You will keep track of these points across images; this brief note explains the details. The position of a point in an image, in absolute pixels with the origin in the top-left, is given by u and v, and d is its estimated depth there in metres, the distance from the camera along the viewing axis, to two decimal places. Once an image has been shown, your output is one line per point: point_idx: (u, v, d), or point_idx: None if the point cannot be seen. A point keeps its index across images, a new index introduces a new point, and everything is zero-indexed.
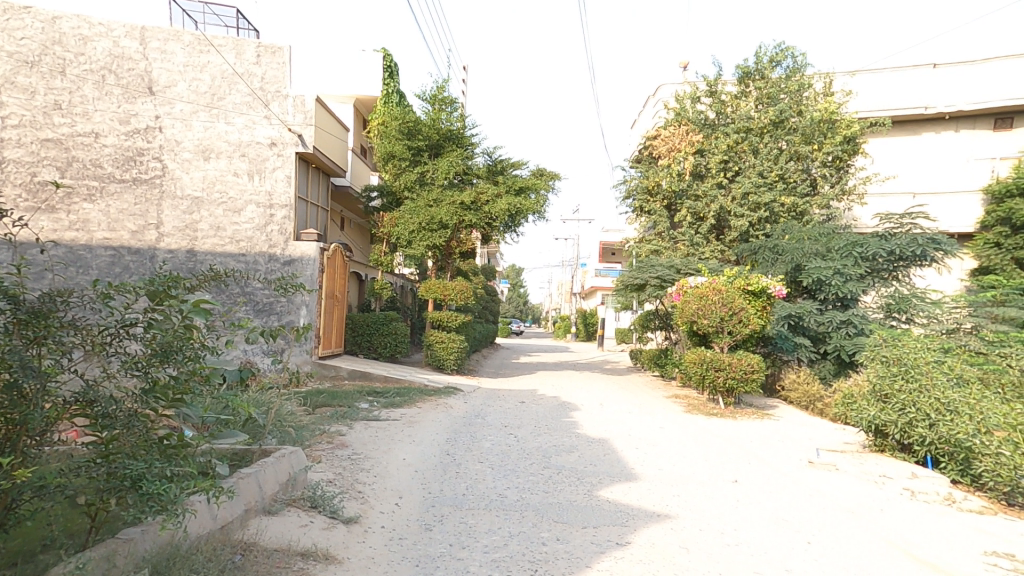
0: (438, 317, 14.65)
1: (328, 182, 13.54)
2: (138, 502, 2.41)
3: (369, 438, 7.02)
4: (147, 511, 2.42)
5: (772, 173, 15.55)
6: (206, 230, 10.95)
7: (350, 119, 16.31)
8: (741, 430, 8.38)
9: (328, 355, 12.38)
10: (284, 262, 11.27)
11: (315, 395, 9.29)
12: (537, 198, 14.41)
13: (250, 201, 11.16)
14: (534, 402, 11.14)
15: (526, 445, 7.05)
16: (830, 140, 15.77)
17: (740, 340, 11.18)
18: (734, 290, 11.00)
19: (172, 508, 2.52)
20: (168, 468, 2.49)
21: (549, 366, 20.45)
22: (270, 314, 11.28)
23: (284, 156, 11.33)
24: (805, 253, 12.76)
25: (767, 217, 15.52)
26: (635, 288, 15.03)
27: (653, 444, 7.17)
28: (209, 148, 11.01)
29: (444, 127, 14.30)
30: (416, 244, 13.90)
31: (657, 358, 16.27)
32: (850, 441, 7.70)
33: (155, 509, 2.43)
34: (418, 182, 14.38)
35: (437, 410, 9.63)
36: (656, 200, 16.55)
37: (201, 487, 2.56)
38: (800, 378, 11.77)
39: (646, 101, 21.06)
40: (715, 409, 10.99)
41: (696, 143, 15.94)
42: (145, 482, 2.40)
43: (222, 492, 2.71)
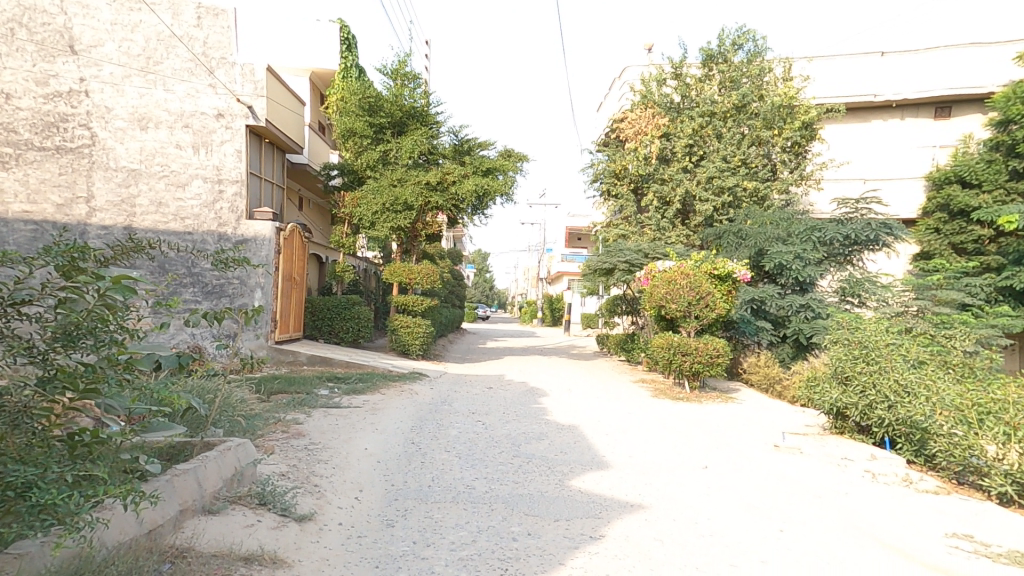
0: (403, 302, 14.23)
1: (283, 158, 12.85)
2: (25, 517, 2.07)
3: (325, 426, 6.65)
4: (39, 526, 2.09)
5: (735, 157, 15.62)
6: (146, 206, 10.22)
7: (306, 93, 15.57)
8: (706, 414, 8.37)
9: (286, 341, 11.84)
10: (236, 241, 10.70)
11: (269, 381, 8.80)
12: (505, 179, 14.07)
13: (196, 176, 10.48)
14: (502, 388, 10.93)
15: (494, 432, 6.83)
16: (789, 125, 15.93)
17: (706, 324, 11.21)
18: (701, 274, 10.99)
19: (71, 522, 2.14)
20: (67, 474, 2.14)
21: (516, 351, 20.28)
22: (221, 297, 10.66)
23: (232, 129, 10.67)
24: (768, 237, 12.87)
25: (730, 202, 15.61)
26: (603, 272, 14.89)
27: (623, 431, 7.04)
28: (145, 118, 10.24)
29: (408, 104, 13.74)
30: (380, 225, 13.39)
31: (623, 343, 16.31)
32: (811, 423, 7.78)
33: (48, 522, 2.09)
34: (381, 161, 13.82)
35: (402, 396, 9.30)
36: (622, 184, 16.49)
37: (109, 493, 2.18)
38: (761, 360, 11.94)
39: (613, 84, 20.90)
40: (681, 393, 11.01)
41: (661, 126, 15.83)
42: (34, 490, 2.05)
43: (143, 498, 2.34)
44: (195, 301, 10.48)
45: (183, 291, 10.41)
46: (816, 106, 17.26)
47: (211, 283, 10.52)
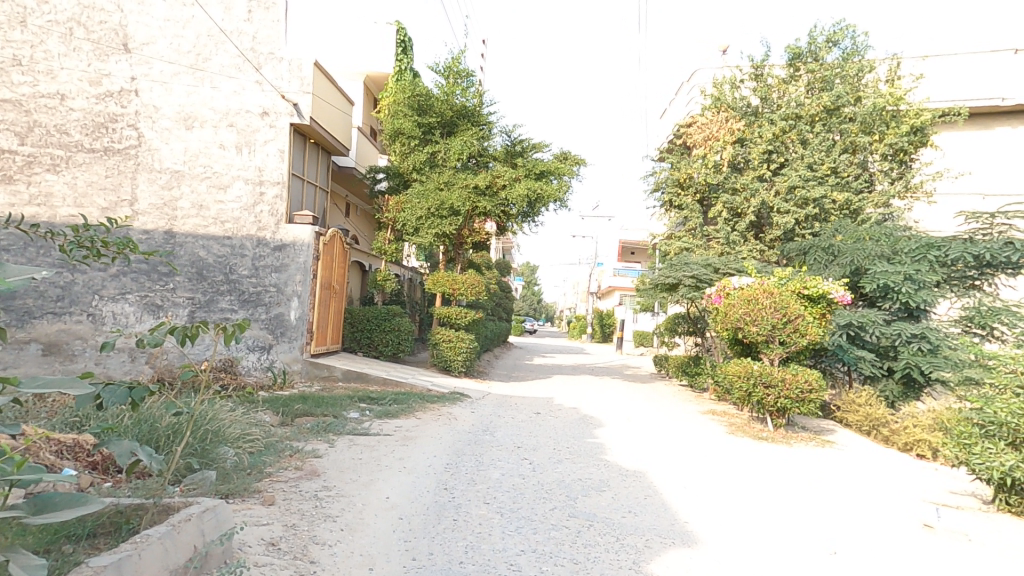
0: (445, 313, 13.25)
1: (328, 160, 12.30)
2: None
3: (340, 461, 5.64)
4: None
5: (823, 165, 13.85)
6: (187, 209, 9.72)
7: (359, 97, 15.13)
8: (811, 470, 6.88)
9: (323, 353, 11.11)
10: (274, 247, 10.08)
11: (295, 402, 7.93)
12: (560, 184, 12.95)
13: (238, 177, 9.96)
14: (552, 415, 9.73)
15: (546, 478, 5.65)
16: (894, 130, 14.12)
17: (793, 352, 9.62)
18: (789, 293, 9.46)
19: None
20: None
21: (565, 370, 19.02)
22: (257, 306, 9.99)
23: (277, 128, 10.13)
24: (868, 255, 11.20)
25: (816, 214, 13.82)
26: (667, 287, 13.46)
27: (705, 487, 5.73)
28: (191, 117, 9.78)
29: (458, 103, 12.93)
30: (424, 232, 12.57)
31: (686, 366, 14.84)
32: (972, 500, 6.19)
33: None
34: (428, 163, 13.02)
35: (439, 423, 8.23)
36: (687, 194, 15.17)
37: None
38: (863, 397, 10.28)
39: (680, 87, 19.55)
40: (763, 432, 9.42)
41: (736, 132, 14.41)
42: None
43: None
44: (231, 310, 9.86)
45: (218, 298, 9.80)
46: (927, 108, 15.18)
47: (247, 290, 9.91)
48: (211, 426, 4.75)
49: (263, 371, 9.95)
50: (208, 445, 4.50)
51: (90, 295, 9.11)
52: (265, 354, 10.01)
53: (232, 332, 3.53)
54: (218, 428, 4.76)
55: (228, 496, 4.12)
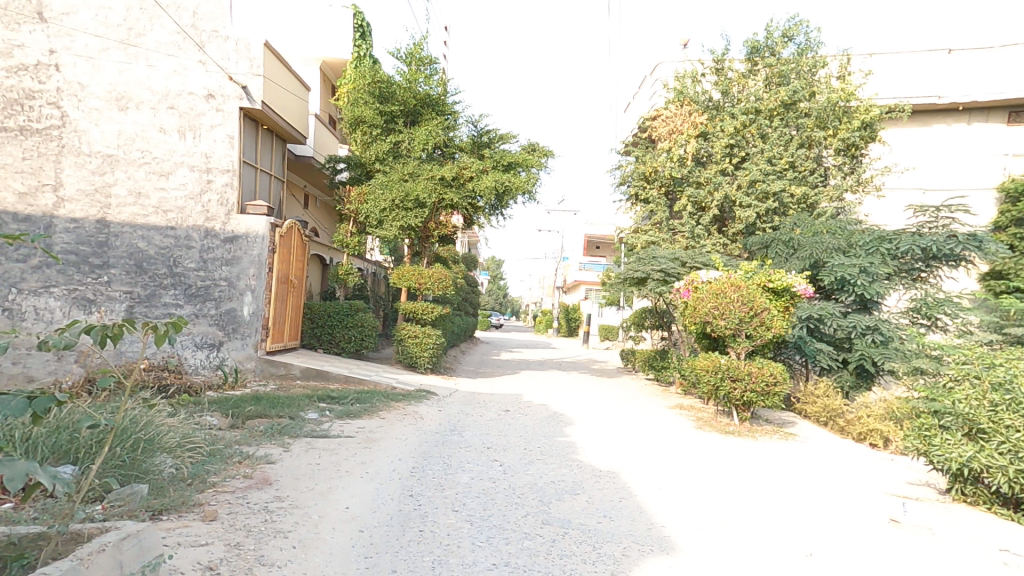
0: (410, 309, 12.80)
1: (284, 148, 11.71)
2: None
3: (294, 467, 5.24)
4: None
5: (782, 159, 14.10)
6: (123, 196, 8.99)
7: (315, 83, 14.48)
8: (778, 466, 6.84)
9: (280, 351, 10.54)
10: (224, 239, 9.47)
11: (246, 403, 7.43)
12: (528, 176, 12.68)
13: (181, 163, 9.31)
14: (520, 413, 9.49)
15: (518, 480, 5.42)
16: (846, 125, 14.29)
17: (758, 346, 9.63)
18: (754, 286, 9.45)
19: None
20: None
21: (533, 364, 18.83)
22: (206, 301, 9.38)
23: (224, 112, 9.51)
24: (827, 248, 11.36)
25: (776, 208, 14.00)
26: (635, 281, 13.37)
27: (677, 486, 5.58)
28: (125, 97, 9.04)
29: (422, 91, 12.42)
30: (388, 224, 12.11)
31: (652, 360, 14.86)
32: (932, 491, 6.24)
33: None
34: (392, 153, 12.57)
35: (404, 422, 7.87)
36: (652, 187, 15.16)
37: None
38: (821, 389, 10.39)
39: (644, 81, 19.55)
40: (729, 426, 9.40)
41: (699, 126, 14.47)
42: None
43: None
44: (177, 305, 9.22)
45: (162, 293, 9.13)
46: (877, 105, 15.54)
47: (194, 284, 9.28)
48: (142, 434, 4.30)
49: (212, 370, 9.35)
50: (137, 456, 4.05)
51: (7, 290, 8.35)
52: (215, 351, 9.42)
53: (164, 334, 2.82)
54: (151, 435, 4.33)
55: (161, 513, 3.71)
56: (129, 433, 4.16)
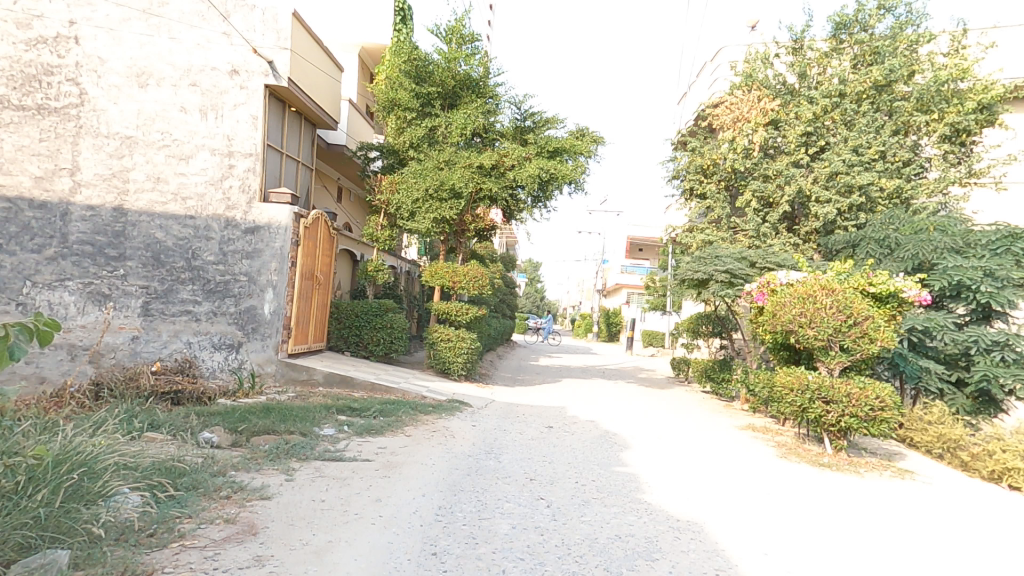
0: (443, 310, 11.74)
1: (314, 134, 10.91)
2: None
3: (293, 505, 4.14)
4: None
5: (870, 148, 12.22)
6: (140, 181, 8.21)
7: (353, 70, 13.75)
8: (911, 526, 5.31)
9: (302, 354, 9.63)
10: (245, 230, 8.63)
11: (256, 415, 6.45)
12: (575, 164, 11.43)
13: (201, 146, 8.49)
14: (567, 430, 8.28)
15: (572, 533, 4.17)
16: (956, 108, 12.31)
17: (856, 362, 8.05)
18: (851, 290, 7.90)
19: None
20: None
21: (575, 372, 17.52)
22: (224, 297, 8.52)
23: (248, 90, 8.68)
24: (936, 248, 9.80)
25: (861, 204, 12.21)
26: (695, 284, 11.88)
27: (791, 552, 4.25)
28: (146, 73, 8.28)
29: (462, 73, 11.35)
30: (421, 216, 11.11)
31: (709, 371, 13.37)
32: None
33: None
34: (427, 139, 11.59)
35: (434, 442, 6.74)
36: (711, 181, 13.83)
37: None
38: (935, 415, 8.94)
39: (703, 68, 18.12)
40: (820, 456, 7.87)
41: (769, 113, 12.86)
42: None
43: None
44: (194, 302, 8.37)
45: (178, 288, 8.30)
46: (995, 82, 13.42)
47: (212, 279, 8.45)
48: (76, 475, 3.31)
49: (229, 375, 8.48)
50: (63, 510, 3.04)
51: (20, 282, 7.65)
52: (233, 353, 8.56)
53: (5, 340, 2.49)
54: (90, 479, 3.37)
55: None
56: (53, 477, 3.18)
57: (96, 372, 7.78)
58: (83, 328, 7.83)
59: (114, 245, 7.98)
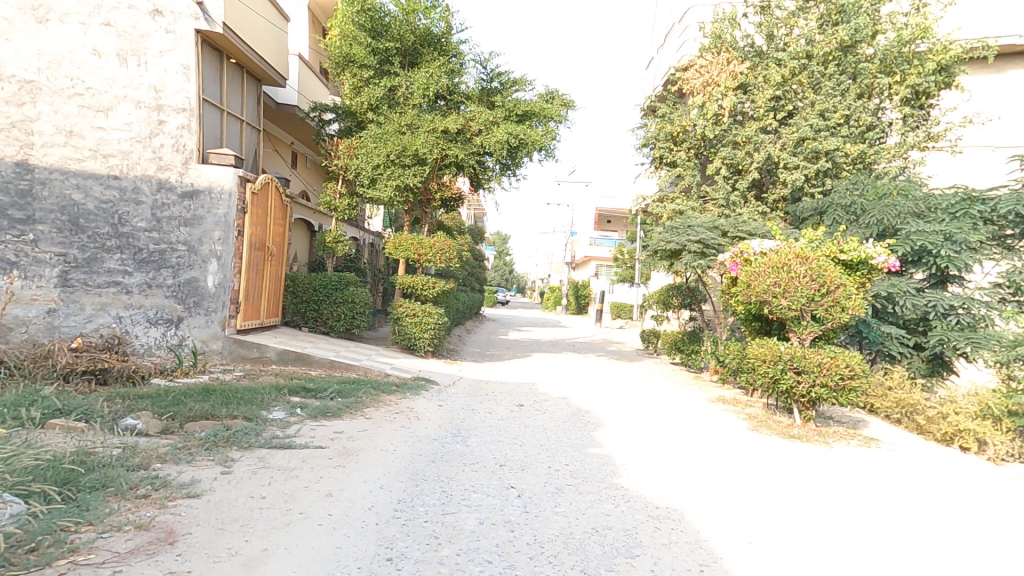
0: (409, 284, 11.13)
1: (259, 90, 10.07)
2: None
3: (226, 504, 3.62)
4: None
5: (836, 113, 11.91)
6: (48, 134, 7.18)
7: (304, 23, 12.74)
8: (890, 500, 5.12)
9: (252, 330, 8.96)
10: (182, 194, 7.86)
11: (193, 398, 5.84)
12: (546, 129, 10.83)
13: (125, 98, 7.59)
14: (538, 408, 7.91)
15: (545, 528, 3.80)
16: (916, 69, 12.19)
17: (827, 332, 7.90)
18: (823, 258, 7.67)
19: None
20: None
21: (544, 345, 17.22)
22: (160, 268, 7.75)
23: (175, 33, 7.84)
24: (899, 212, 9.75)
25: (828, 169, 11.99)
26: (667, 254, 11.57)
27: (777, 541, 3.94)
28: (44, 6, 7.21)
29: (422, 27, 10.52)
30: (382, 184, 10.37)
31: (678, 342, 13.24)
32: None
33: None
34: (386, 100, 10.79)
35: (395, 424, 6.28)
36: (681, 149, 13.46)
37: None
38: (895, 381, 8.88)
39: (671, 30, 17.63)
40: (790, 427, 7.73)
41: (739, 76, 12.68)
42: None
43: None
44: (125, 273, 7.57)
45: (106, 258, 7.45)
46: (957, 43, 13.38)
47: (146, 248, 7.65)
48: None
49: (168, 352, 7.77)
50: None
51: None
52: (173, 329, 7.85)
53: None
54: None
55: None
56: None
57: (1, 348, 6.87)
58: None
59: (21, 207, 7.02)
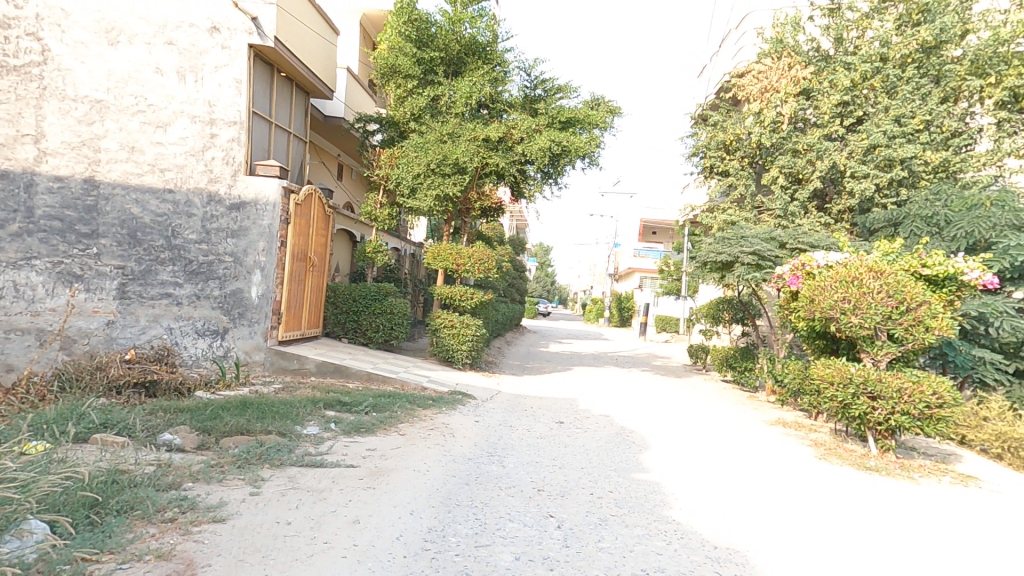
0: (447, 294, 10.93)
1: (308, 103, 10.18)
2: None
3: (249, 531, 3.42)
4: None
5: (915, 118, 11.19)
6: (113, 151, 7.45)
7: (354, 38, 12.94)
8: (994, 546, 4.44)
9: (294, 340, 8.96)
10: (230, 206, 7.90)
11: (229, 411, 5.75)
12: (590, 136, 10.50)
13: (180, 113, 7.73)
14: (579, 426, 7.49)
15: (587, 568, 3.41)
16: (1016, 70, 11.02)
17: (905, 354, 7.16)
18: (901, 271, 6.98)
19: None
20: None
21: (586, 359, 16.72)
22: (208, 279, 7.80)
23: (229, 49, 7.89)
24: (993, 224, 8.88)
25: (902, 178, 11.13)
26: (719, 266, 10.96)
27: None
28: (116, 28, 7.50)
29: (468, 36, 10.45)
30: (422, 193, 10.28)
31: (729, 359, 12.52)
32: None
33: None
34: (430, 110, 10.73)
35: (431, 442, 6.01)
36: (734, 158, 12.82)
37: None
38: (992, 411, 7.99)
39: (727, 36, 17.00)
40: (865, 458, 7.01)
41: (801, 81, 11.91)
42: None
43: None
44: (175, 284, 7.65)
45: (157, 270, 7.56)
46: None
47: (195, 260, 7.72)
48: None
49: (212, 363, 7.79)
50: None
51: None
52: (219, 340, 7.87)
53: None
54: None
55: None
56: None
57: (66, 359, 7.10)
58: (51, 311, 7.12)
59: (86, 222, 7.26)
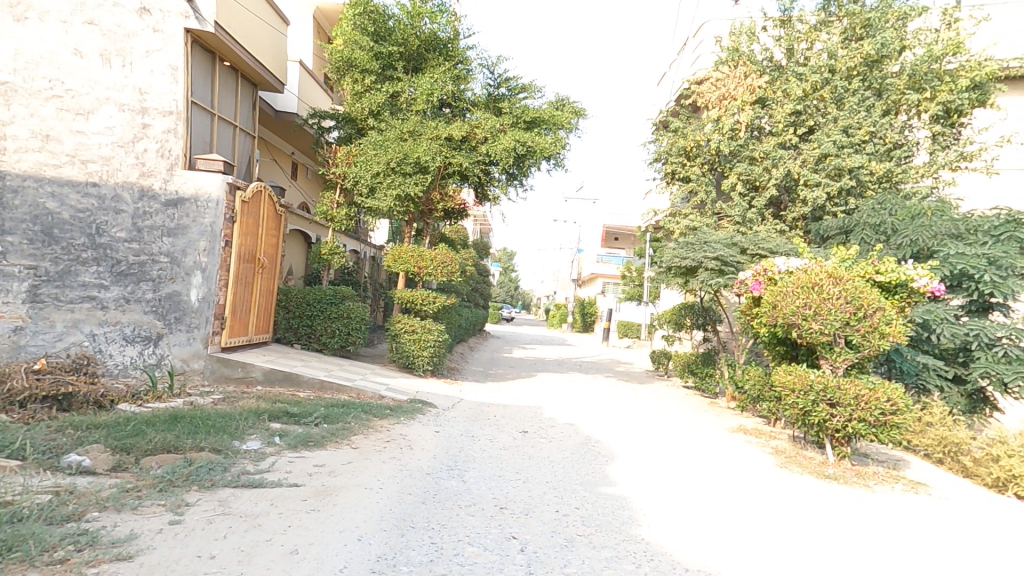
0: (408, 297, 10.51)
1: (256, 96, 9.62)
2: None
3: (161, 570, 2.96)
4: None
5: (860, 130, 11.40)
6: (22, 139, 6.75)
7: (308, 33, 12.47)
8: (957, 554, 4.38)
9: (240, 347, 8.36)
10: (166, 202, 7.30)
11: (156, 427, 5.19)
12: (555, 137, 10.29)
13: (106, 99, 7.08)
14: (543, 436, 7.22)
15: None
16: (949, 87, 11.53)
17: (862, 361, 7.20)
18: (858, 278, 7.01)
19: None
20: None
21: (550, 365, 16.52)
22: (139, 282, 7.16)
23: (163, 33, 7.33)
24: (935, 234, 9.12)
25: (852, 188, 11.41)
26: (682, 271, 10.93)
27: None
28: (24, 4, 6.81)
29: (428, 32, 10.09)
30: (381, 192, 9.85)
31: (690, 365, 12.53)
32: None
33: None
34: (389, 106, 10.32)
35: (385, 456, 5.60)
36: (694, 164, 12.90)
37: None
38: (934, 417, 8.18)
39: (686, 44, 17.21)
40: (823, 466, 6.98)
41: (757, 90, 12.15)
42: None
43: None
44: (100, 287, 6.98)
45: (79, 270, 6.88)
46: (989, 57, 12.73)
47: (124, 260, 7.08)
48: None
49: (143, 373, 7.14)
50: None
51: None
52: (151, 347, 7.23)
53: None
54: None
55: None
56: None
57: None
58: None
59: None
